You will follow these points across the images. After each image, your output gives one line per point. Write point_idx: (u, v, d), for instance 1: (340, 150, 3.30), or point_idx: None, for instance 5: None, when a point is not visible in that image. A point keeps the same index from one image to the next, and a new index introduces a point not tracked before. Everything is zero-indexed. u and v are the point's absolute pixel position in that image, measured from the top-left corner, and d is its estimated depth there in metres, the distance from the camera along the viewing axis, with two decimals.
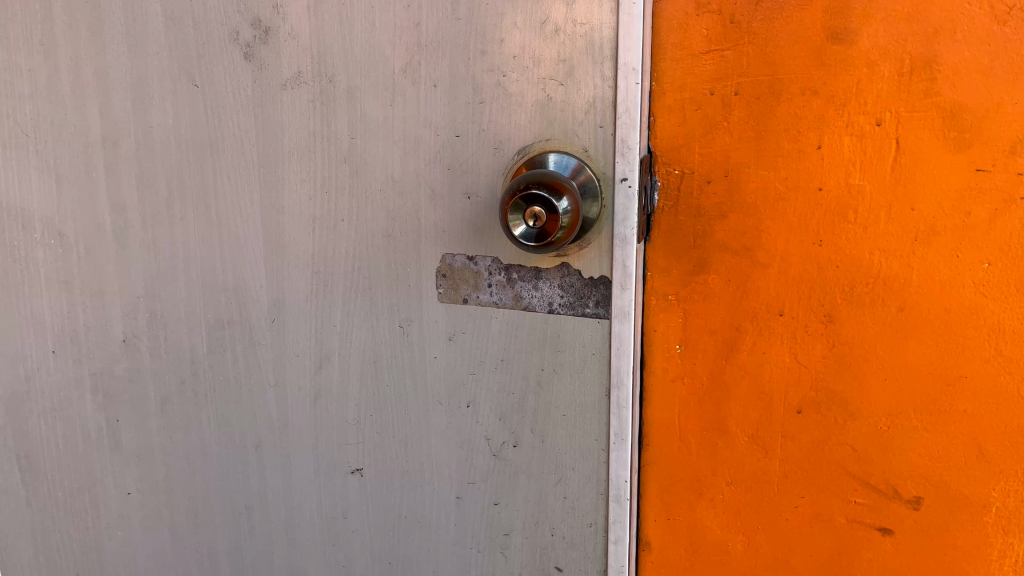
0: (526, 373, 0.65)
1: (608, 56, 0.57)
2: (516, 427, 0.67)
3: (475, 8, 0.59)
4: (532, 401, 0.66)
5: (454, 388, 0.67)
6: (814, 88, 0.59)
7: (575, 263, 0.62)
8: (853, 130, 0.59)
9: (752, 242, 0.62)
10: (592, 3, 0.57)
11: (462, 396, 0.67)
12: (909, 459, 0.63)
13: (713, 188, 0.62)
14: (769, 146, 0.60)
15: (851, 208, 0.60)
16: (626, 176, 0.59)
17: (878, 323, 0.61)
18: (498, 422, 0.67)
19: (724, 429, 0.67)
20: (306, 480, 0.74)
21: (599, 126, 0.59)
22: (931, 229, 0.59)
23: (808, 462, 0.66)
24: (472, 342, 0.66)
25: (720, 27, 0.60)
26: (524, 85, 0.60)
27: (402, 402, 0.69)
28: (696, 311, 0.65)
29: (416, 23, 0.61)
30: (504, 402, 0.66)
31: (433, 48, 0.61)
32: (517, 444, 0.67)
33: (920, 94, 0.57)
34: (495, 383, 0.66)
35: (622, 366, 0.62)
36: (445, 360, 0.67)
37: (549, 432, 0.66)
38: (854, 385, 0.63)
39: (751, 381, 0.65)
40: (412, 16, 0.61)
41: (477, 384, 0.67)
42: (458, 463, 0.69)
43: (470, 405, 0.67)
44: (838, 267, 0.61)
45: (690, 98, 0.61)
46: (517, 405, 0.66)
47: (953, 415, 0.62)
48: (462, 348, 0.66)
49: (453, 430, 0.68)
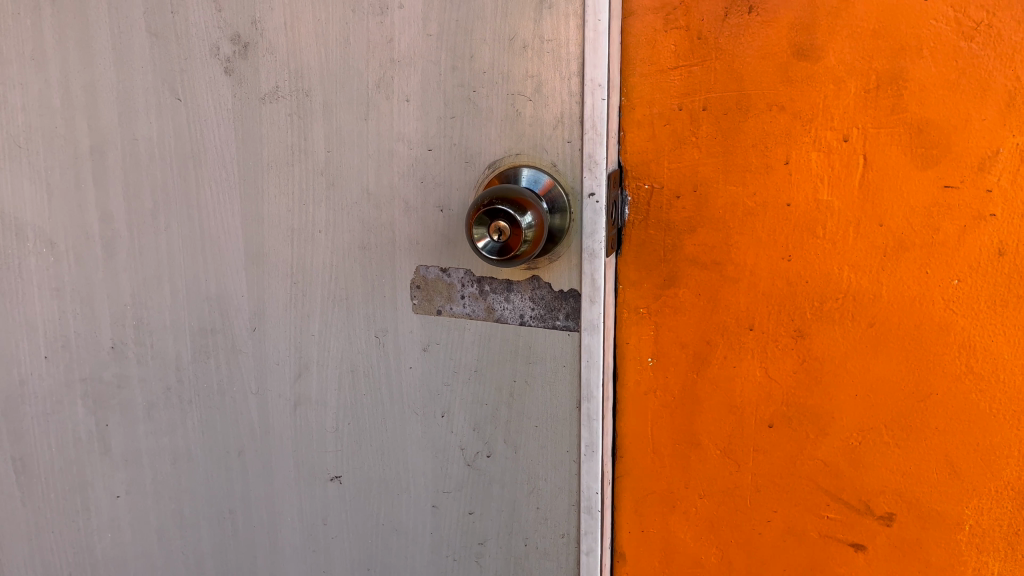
0: (498, 384, 0.66)
1: (575, 72, 0.58)
2: (490, 437, 0.67)
3: (445, 24, 0.60)
4: (504, 411, 0.66)
5: (429, 398, 0.68)
6: (781, 103, 0.59)
7: (545, 276, 0.63)
8: (820, 145, 0.59)
9: (722, 257, 0.63)
10: (559, 20, 0.57)
11: (436, 406, 0.68)
12: (881, 476, 0.63)
13: (683, 203, 0.63)
14: (737, 161, 0.61)
15: (819, 224, 0.60)
16: (593, 191, 0.59)
17: (847, 338, 0.61)
18: (472, 432, 0.68)
19: (696, 442, 0.67)
20: (287, 486, 0.75)
21: (567, 141, 0.60)
22: (900, 245, 0.59)
23: (780, 476, 0.66)
24: (446, 353, 0.67)
25: (688, 42, 0.60)
26: (494, 100, 0.60)
27: (379, 411, 0.70)
28: (668, 324, 0.65)
29: (388, 38, 0.62)
30: (478, 412, 0.67)
31: (405, 63, 0.62)
32: (490, 454, 0.68)
33: (886, 110, 0.57)
34: (468, 394, 0.67)
35: (592, 379, 0.62)
36: (420, 370, 0.68)
37: (521, 443, 0.66)
38: (824, 400, 0.63)
39: (722, 394, 0.65)
40: (384, 32, 0.62)
41: (451, 394, 0.67)
42: (433, 473, 0.70)
43: (445, 415, 0.68)
44: (807, 282, 0.61)
45: (659, 113, 0.62)
46: (491, 416, 0.67)
47: (924, 432, 0.61)
48: (436, 359, 0.67)
49: (428, 440, 0.69)
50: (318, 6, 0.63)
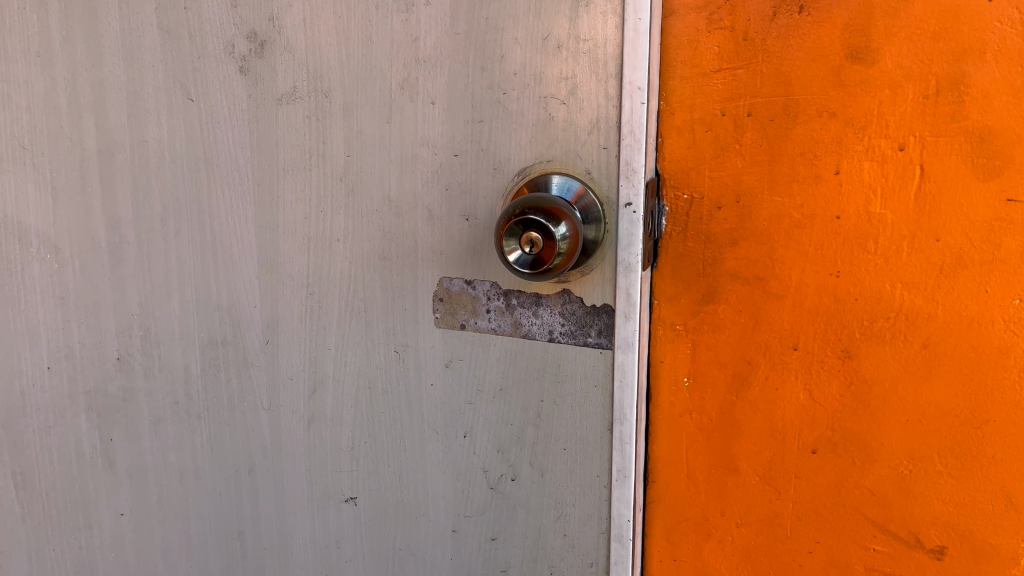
0: (524, 404, 0.62)
1: (613, 74, 0.54)
2: (516, 460, 0.63)
3: (474, 23, 0.57)
4: (530, 433, 0.62)
5: (451, 417, 0.64)
6: (832, 109, 0.55)
7: (576, 290, 0.59)
8: (873, 154, 0.55)
9: (765, 272, 0.59)
10: (596, 18, 0.54)
11: (459, 426, 0.64)
12: (932, 507, 0.59)
13: (724, 214, 0.59)
14: (783, 170, 0.57)
15: (871, 238, 0.56)
16: (630, 201, 0.56)
17: (899, 360, 0.58)
18: (496, 454, 0.64)
19: (733, 468, 0.63)
20: (300, 506, 0.71)
21: (603, 148, 0.56)
22: (958, 262, 0.55)
23: (823, 504, 0.62)
24: (470, 370, 0.63)
25: (733, 44, 0.56)
26: (525, 103, 0.57)
27: (398, 430, 0.66)
28: (706, 342, 0.61)
29: (414, 37, 0.58)
30: (502, 433, 0.63)
31: (431, 63, 0.58)
32: (515, 477, 0.64)
33: (946, 118, 0.53)
34: (493, 414, 0.63)
35: (625, 400, 0.59)
36: (442, 388, 0.64)
37: (548, 466, 0.63)
38: (872, 425, 0.59)
39: (763, 417, 0.61)
40: (409, 30, 0.58)
41: (475, 414, 0.64)
42: (454, 496, 0.66)
43: (468, 436, 0.64)
44: (857, 300, 0.57)
45: (700, 119, 0.58)
46: (516, 437, 0.63)
47: (980, 461, 0.57)
48: (459, 376, 0.64)
49: (449, 461, 0.65)
50: (339, 3, 0.60)
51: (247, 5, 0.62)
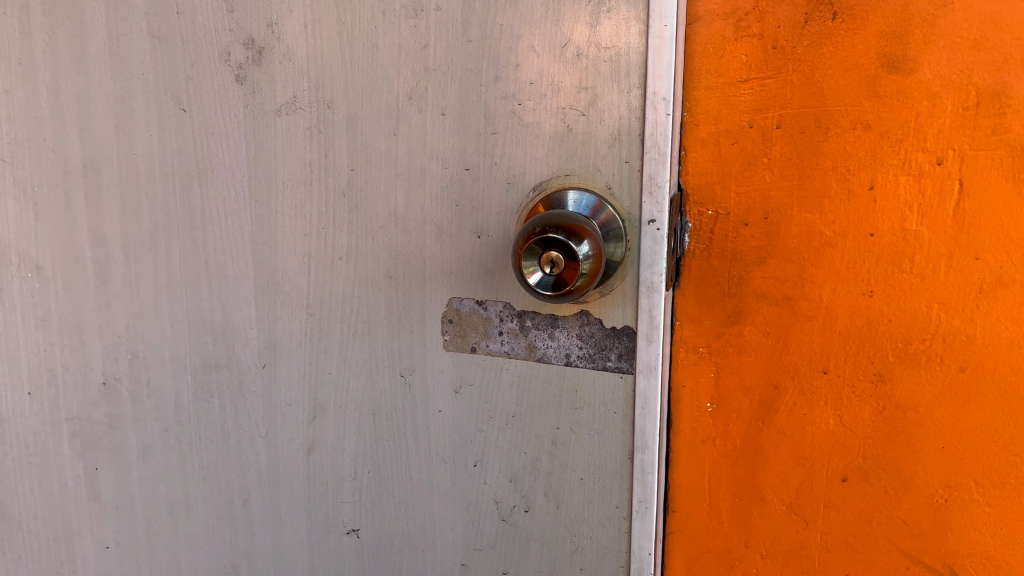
0: (539, 431, 0.58)
1: (636, 84, 0.51)
2: (529, 490, 0.60)
3: (487, 29, 0.53)
4: (545, 462, 0.59)
5: (460, 445, 0.61)
6: (866, 121, 0.52)
7: (595, 311, 0.56)
8: (910, 169, 0.52)
9: (794, 291, 0.56)
10: (618, 25, 0.51)
11: (468, 454, 0.61)
12: (968, 537, 0.56)
13: (751, 231, 0.56)
14: (814, 185, 0.54)
15: (907, 256, 0.53)
16: (653, 218, 0.52)
17: (934, 384, 0.55)
18: (508, 484, 0.60)
19: (759, 497, 0.60)
20: (298, 539, 0.68)
21: (624, 161, 0.53)
22: (998, 281, 0.52)
23: (853, 535, 0.59)
24: (481, 396, 0.60)
25: (761, 52, 0.54)
26: (542, 114, 0.54)
27: (403, 458, 0.63)
28: (730, 365, 0.59)
29: (423, 44, 0.55)
30: (515, 462, 0.60)
31: (441, 72, 0.55)
32: (529, 508, 0.60)
33: (986, 131, 0.50)
34: (505, 441, 0.60)
35: (648, 427, 0.55)
36: (451, 415, 0.61)
37: (564, 497, 0.59)
38: (906, 452, 0.56)
39: (790, 444, 0.59)
40: (418, 37, 0.55)
41: (486, 442, 0.60)
42: (463, 528, 0.62)
43: (478, 464, 0.61)
44: (891, 322, 0.55)
45: (726, 131, 0.55)
46: (530, 466, 0.59)
47: (1018, 490, 0.54)
48: (469, 402, 0.60)
49: (458, 491, 0.62)
50: (343, 8, 0.56)
51: (244, 10, 0.59)
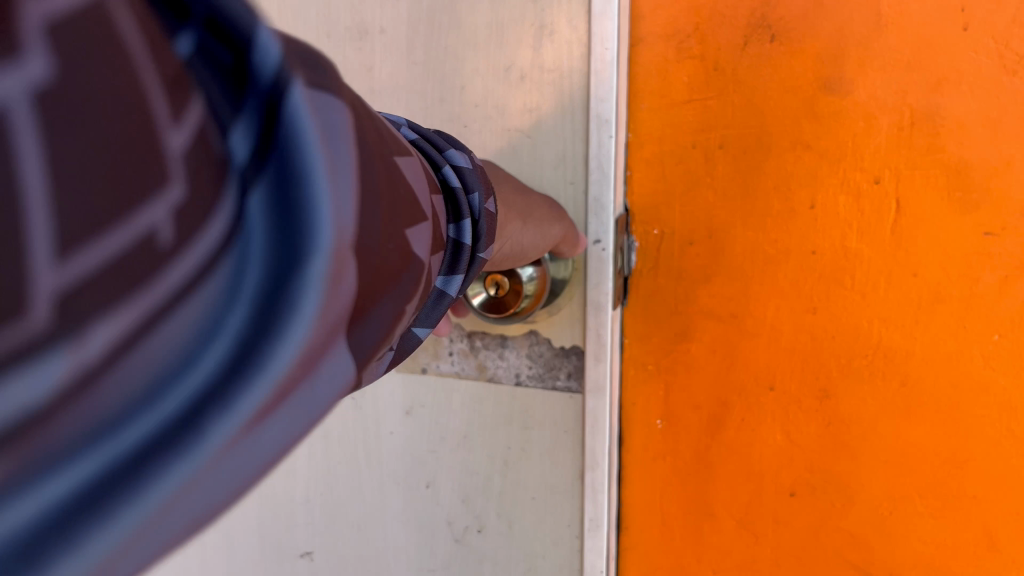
0: (490, 451, 0.59)
1: (579, 106, 0.51)
2: (482, 511, 0.59)
3: (432, 52, 0.55)
4: (497, 481, 0.59)
5: (413, 467, 0.61)
6: (806, 141, 0.54)
7: (544, 331, 0.56)
8: (849, 188, 0.53)
9: (739, 309, 0.57)
10: (561, 47, 0.51)
11: (421, 474, 0.61)
12: (914, 550, 0.57)
13: (696, 250, 0.58)
14: (756, 205, 0.55)
15: (847, 272, 0.54)
16: (599, 238, 0.52)
17: (877, 399, 0.56)
18: (460, 505, 0.60)
19: (709, 512, 0.61)
20: (252, 564, 0.70)
21: (570, 183, 0.53)
22: (936, 297, 0.53)
23: (802, 549, 0.59)
24: (432, 417, 0.61)
25: (703, 74, 0.55)
26: (487, 136, 0.54)
27: (356, 480, 0.64)
28: (679, 382, 0.60)
29: (369, 67, 0.57)
30: (467, 483, 0.60)
31: (386, 94, 0.57)
32: (482, 528, 0.59)
33: (921, 151, 0.52)
34: (457, 462, 0.60)
35: (597, 446, 0.54)
36: (403, 436, 0.62)
37: (517, 517, 0.58)
38: (851, 466, 0.57)
39: (739, 460, 0.59)
40: (364, 60, 0.57)
41: (438, 461, 0.61)
42: (416, 550, 0.62)
43: (430, 485, 0.61)
44: (834, 338, 0.56)
45: (670, 151, 0.57)
46: (482, 486, 0.59)
47: (961, 501, 0.55)
48: (420, 424, 0.61)
49: (410, 513, 0.62)
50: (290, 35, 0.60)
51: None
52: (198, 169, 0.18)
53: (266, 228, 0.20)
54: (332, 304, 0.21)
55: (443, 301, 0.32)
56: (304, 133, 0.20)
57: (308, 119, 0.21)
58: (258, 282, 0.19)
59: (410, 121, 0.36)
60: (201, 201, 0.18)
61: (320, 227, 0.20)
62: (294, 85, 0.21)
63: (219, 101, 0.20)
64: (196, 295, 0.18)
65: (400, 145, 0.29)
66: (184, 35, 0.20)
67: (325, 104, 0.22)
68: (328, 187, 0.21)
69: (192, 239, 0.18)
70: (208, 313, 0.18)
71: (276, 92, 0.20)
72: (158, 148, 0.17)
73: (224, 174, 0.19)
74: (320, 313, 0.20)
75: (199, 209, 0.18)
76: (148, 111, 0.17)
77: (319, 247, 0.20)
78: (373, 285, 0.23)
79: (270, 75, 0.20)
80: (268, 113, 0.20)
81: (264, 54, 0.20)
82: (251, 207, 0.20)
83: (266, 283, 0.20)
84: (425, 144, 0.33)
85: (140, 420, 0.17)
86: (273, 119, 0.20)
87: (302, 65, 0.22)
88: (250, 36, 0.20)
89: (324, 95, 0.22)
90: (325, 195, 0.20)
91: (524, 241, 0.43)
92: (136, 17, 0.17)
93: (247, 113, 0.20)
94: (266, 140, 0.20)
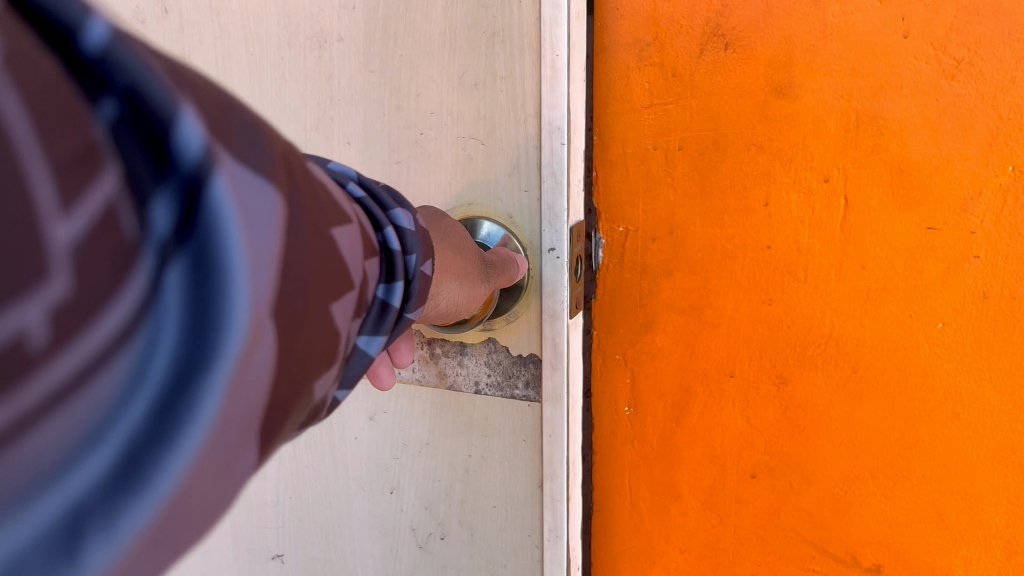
0: (452, 459, 0.63)
1: (532, 114, 0.55)
2: (444, 518, 0.64)
3: (389, 60, 0.59)
4: (459, 489, 0.63)
5: (378, 472, 0.66)
6: (759, 143, 0.57)
7: (502, 338, 0.60)
8: (800, 186, 0.57)
9: (699, 301, 0.61)
10: (512, 53, 0.55)
11: (385, 481, 0.66)
12: (868, 526, 0.60)
13: (659, 246, 0.61)
14: (714, 202, 0.59)
15: (800, 266, 0.58)
16: (554, 246, 0.55)
17: (831, 385, 0.59)
18: (423, 511, 0.65)
19: (676, 494, 0.65)
20: (226, 565, 0.76)
21: (523, 191, 0.57)
22: (883, 288, 0.56)
23: (764, 528, 0.63)
24: (394, 424, 0.65)
25: (662, 80, 0.58)
26: (443, 143, 0.59)
27: (323, 484, 0.69)
28: (644, 371, 0.64)
29: (328, 75, 0.61)
30: (429, 490, 0.64)
31: (345, 101, 0.61)
32: (445, 536, 0.64)
33: (867, 150, 0.55)
34: (418, 468, 0.65)
35: (555, 456, 0.58)
36: (367, 441, 0.66)
37: (478, 525, 0.63)
38: (807, 449, 0.61)
39: (702, 444, 0.63)
40: (324, 68, 0.61)
41: (401, 467, 0.65)
42: (381, 553, 0.67)
43: (394, 491, 0.66)
44: (790, 327, 0.59)
45: (633, 153, 0.61)
46: (444, 494, 0.64)
47: (911, 480, 0.58)
48: (384, 429, 0.66)
49: (376, 517, 0.67)
50: (252, 42, 0.64)
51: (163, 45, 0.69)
52: (93, 257, 0.19)
53: (180, 310, 0.21)
54: (238, 392, 0.22)
55: (364, 363, 0.33)
56: (222, 219, 0.22)
57: (226, 205, 0.22)
58: (163, 368, 0.21)
59: (358, 175, 0.37)
60: (102, 284, 0.19)
61: (229, 317, 0.22)
62: (217, 176, 0.22)
63: (144, 175, 0.21)
64: (88, 389, 0.19)
65: (339, 213, 0.30)
66: (108, 102, 0.20)
67: (256, 185, 0.23)
68: (242, 279, 0.22)
69: (64, 343, 0.18)
70: (90, 427, 0.19)
71: (198, 176, 0.22)
72: (40, 241, 0.18)
73: (138, 254, 0.20)
74: (223, 403, 0.22)
75: (92, 302, 0.19)
76: (28, 206, 0.18)
77: (224, 350, 0.22)
78: (291, 356, 0.25)
79: (192, 160, 0.21)
80: (190, 192, 0.21)
81: (185, 138, 0.21)
82: (165, 286, 0.21)
83: (173, 371, 0.21)
84: (371, 202, 0.34)
85: (24, 520, 0.18)
86: (194, 197, 0.22)
87: (237, 139, 0.24)
88: (174, 118, 0.21)
89: (257, 177, 0.24)
90: (237, 284, 0.22)
91: (458, 300, 0.46)
92: (23, 90, 0.17)
93: (168, 190, 0.21)
94: (185, 215, 0.21)
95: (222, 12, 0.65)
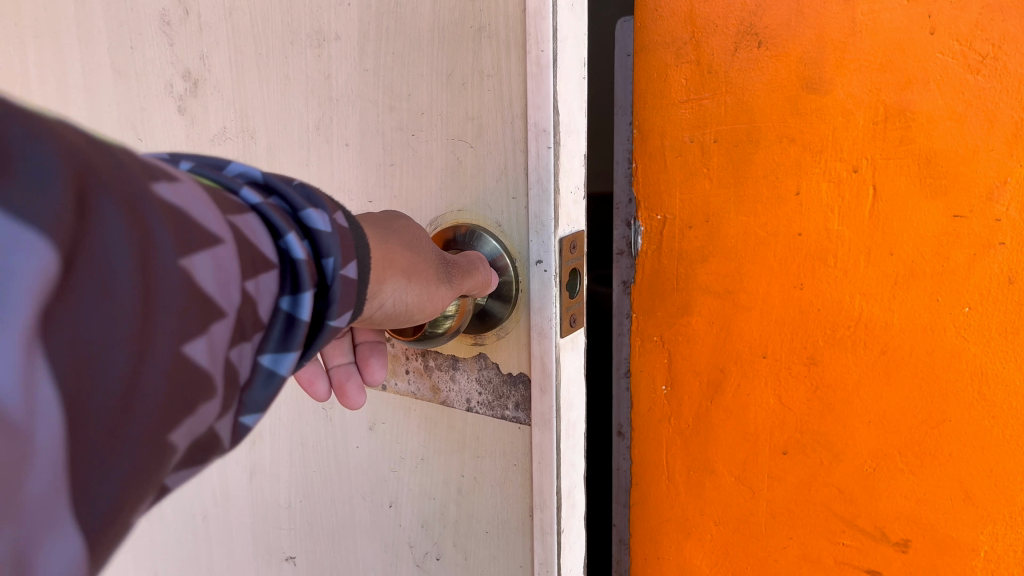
0: (446, 476, 0.58)
1: (518, 114, 0.48)
2: (439, 538, 0.59)
3: (382, 60, 0.53)
4: (453, 509, 0.58)
5: (377, 484, 0.61)
6: (791, 135, 0.60)
7: (493, 354, 0.53)
8: (830, 176, 0.60)
9: (733, 285, 0.65)
10: (498, 50, 0.48)
11: (384, 494, 0.61)
12: (896, 503, 0.63)
13: (695, 233, 0.65)
14: (747, 192, 0.62)
15: (830, 252, 0.61)
16: (541, 258, 0.48)
17: (860, 365, 0.62)
18: (421, 530, 0.60)
19: (711, 470, 0.69)
20: None
21: (512, 198, 0.50)
22: (910, 273, 0.59)
23: (795, 503, 0.67)
24: (392, 435, 0.60)
25: (699, 76, 0.62)
26: (434, 145, 0.52)
27: (313, 501, 0.66)
28: (681, 352, 0.68)
29: (327, 75, 0.56)
30: (425, 506, 0.59)
31: (344, 102, 0.55)
32: (440, 556, 0.59)
33: (895, 141, 0.57)
34: (415, 483, 0.59)
35: (545, 485, 0.52)
36: (368, 450, 0.62)
37: (471, 549, 0.57)
38: (838, 427, 0.64)
39: (736, 422, 0.67)
40: (323, 69, 0.56)
41: (398, 482, 0.60)
42: (383, 565, 0.62)
43: (392, 505, 0.61)
44: (820, 310, 0.62)
45: (671, 145, 0.65)
46: (439, 512, 0.58)
47: (938, 459, 0.61)
48: (382, 440, 0.61)
49: (377, 530, 0.62)
50: (261, 44, 0.58)
51: (183, 47, 0.63)
52: None
53: None
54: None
55: (273, 384, 0.29)
56: None
57: None
58: None
59: (265, 174, 0.30)
60: None
61: None
62: None
63: None
64: None
65: (195, 236, 0.25)
66: None
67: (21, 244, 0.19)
68: None
69: None
70: None
71: None
72: None
73: None
74: None
75: None
76: None
77: None
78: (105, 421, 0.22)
79: None
80: None
81: None
82: None
83: None
84: (269, 211, 0.28)
85: None
86: None
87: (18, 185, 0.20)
88: None
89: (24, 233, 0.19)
90: None
91: (407, 300, 0.39)
92: None
93: None
94: None
95: (234, 12, 0.58)
